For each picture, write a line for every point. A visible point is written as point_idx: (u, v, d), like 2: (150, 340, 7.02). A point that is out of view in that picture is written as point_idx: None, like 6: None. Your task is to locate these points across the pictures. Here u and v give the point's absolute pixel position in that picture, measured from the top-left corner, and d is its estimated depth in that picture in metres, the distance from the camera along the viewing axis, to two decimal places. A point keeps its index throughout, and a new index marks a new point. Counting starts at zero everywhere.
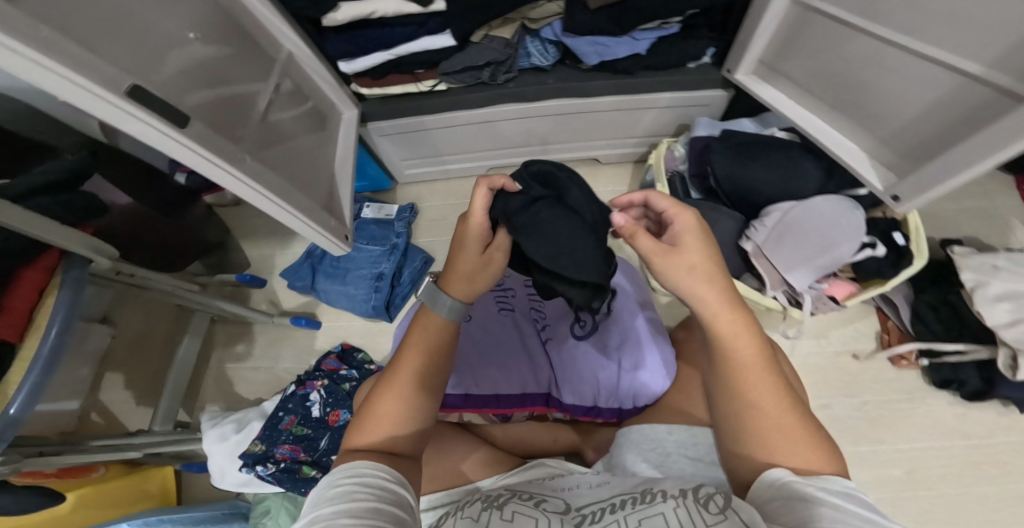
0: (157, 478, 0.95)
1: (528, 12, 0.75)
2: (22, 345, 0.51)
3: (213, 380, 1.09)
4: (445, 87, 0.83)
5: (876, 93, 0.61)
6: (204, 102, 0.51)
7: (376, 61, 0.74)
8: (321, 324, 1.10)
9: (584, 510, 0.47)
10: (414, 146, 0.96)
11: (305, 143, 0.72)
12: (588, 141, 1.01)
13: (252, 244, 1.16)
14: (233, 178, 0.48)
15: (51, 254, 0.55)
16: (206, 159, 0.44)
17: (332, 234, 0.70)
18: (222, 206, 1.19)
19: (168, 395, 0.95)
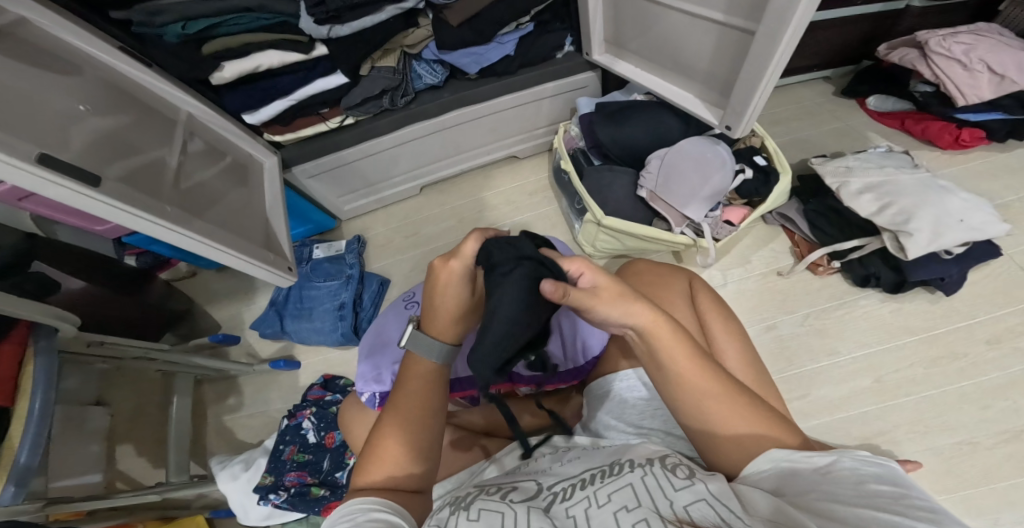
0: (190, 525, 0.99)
1: (403, 41, 0.85)
2: (13, 408, 0.58)
3: (214, 436, 1.14)
4: (353, 120, 0.93)
5: (684, 47, 0.77)
6: (121, 170, 0.59)
7: (278, 108, 0.85)
8: (300, 363, 1.17)
9: (552, 490, 0.49)
10: (343, 180, 1.05)
11: (233, 195, 0.82)
12: (501, 141, 1.10)
13: (220, 305, 1.24)
14: (157, 226, 0.56)
15: (19, 329, 0.63)
16: (125, 210, 0.52)
17: (271, 266, 0.76)
18: (183, 279, 1.27)
19: (175, 449, 1.01)
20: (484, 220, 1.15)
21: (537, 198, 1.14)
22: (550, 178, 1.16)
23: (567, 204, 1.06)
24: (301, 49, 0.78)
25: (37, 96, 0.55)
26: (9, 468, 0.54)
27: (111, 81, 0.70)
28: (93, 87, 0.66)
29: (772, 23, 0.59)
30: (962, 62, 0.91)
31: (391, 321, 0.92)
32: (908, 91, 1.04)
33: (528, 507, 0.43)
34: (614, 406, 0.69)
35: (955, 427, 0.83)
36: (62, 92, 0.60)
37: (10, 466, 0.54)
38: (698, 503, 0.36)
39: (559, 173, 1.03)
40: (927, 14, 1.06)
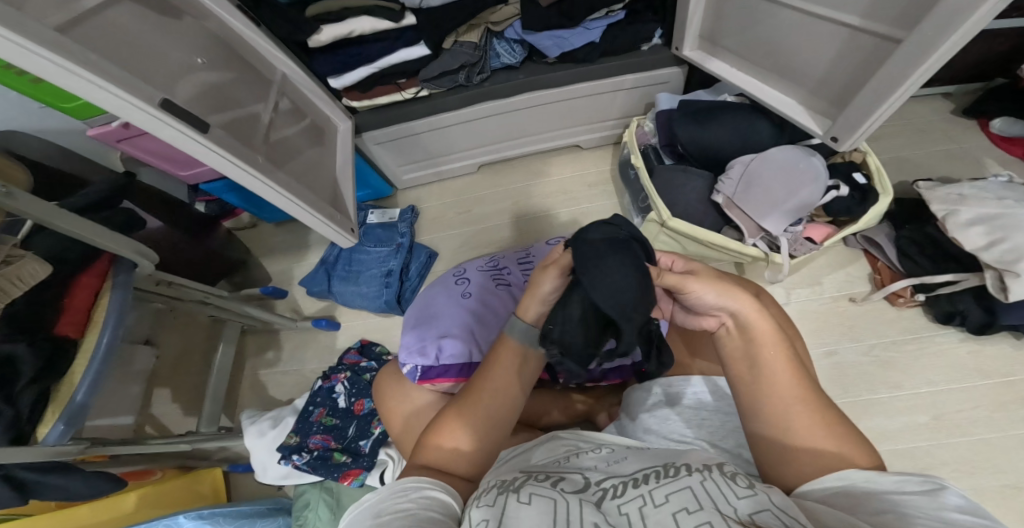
0: (208, 479, 1.04)
1: (490, 17, 0.84)
2: (81, 339, 0.61)
3: (249, 388, 1.18)
4: (427, 93, 0.93)
5: (792, 51, 0.73)
6: (221, 121, 0.61)
7: (361, 75, 0.85)
8: (339, 325, 1.18)
9: (602, 484, 0.46)
10: (406, 150, 1.04)
11: (311, 155, 0.82)
12: (568, 128, 1.07)
13: (270, 260, 1.26)
14: (250, 176, 0.57)
15: (103, 260, 0.66)
16: (225, 158, 0.53)
17: (341, 226, 0.77)
18: (242, 229, 1.30)
19: (212, 398, 1.06)
20: (538, 206, 1.13)
21: (595, 190, 1.12)
22: (611, 170, 1.13)
23: (628, 199, 1.03)
24: (393, 17, 0.77)
25: (156, 49, 0.56)
26: (67, 403, 0.56)
27: (219, 36, 0.69)
28: (205, 36, 0.67)
29: (931, 27, 0.54)
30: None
31: (439, 293, 0.90)
32: None
33: (581, 498, 0.40)
34: (661, 408, 0.66)
35: (1012, 474, 0.77)
36: (172, 38, 0.61)
37: (66, 401, 0.56)
38: (763, 514, 0.32)
39: (625, 167, 1.00)
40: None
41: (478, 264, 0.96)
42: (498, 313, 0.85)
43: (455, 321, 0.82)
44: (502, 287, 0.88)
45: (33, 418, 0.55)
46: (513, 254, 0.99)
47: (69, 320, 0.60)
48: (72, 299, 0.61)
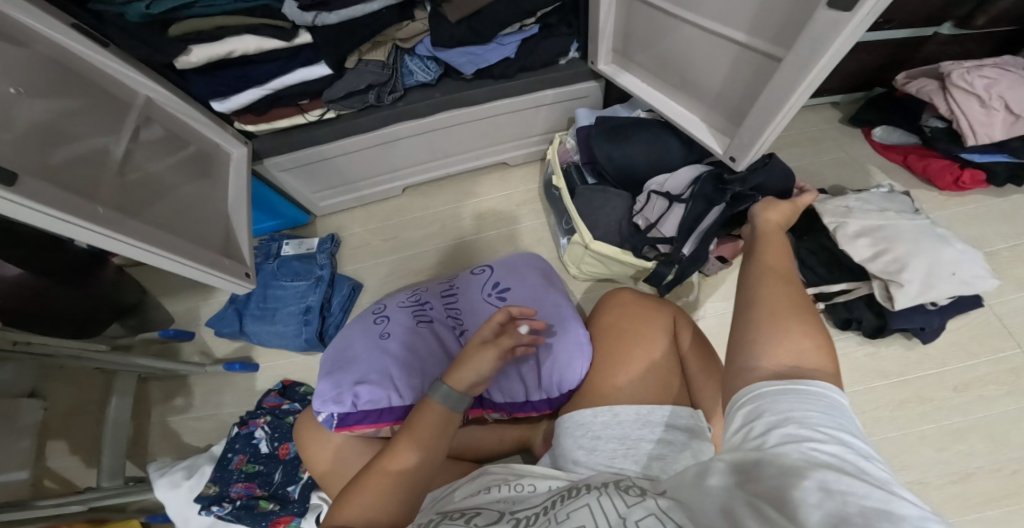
0: None
1: (396, 34, 0.78)
2: None
3: (156, 440, 1.06)
4: (334, 114, 0.86)
5: (695, 68, 0.74)
6: (57, 163, 0.52)
7: (252, 97, 0.77)
8: (258, 366, 1.09)
9: (518, 516, 0.43)
10: (319, 176, 0.97)
11: (191, 193, 0.74)
12: (493, 147, 1.04)
13: (174, 298, 1.14)
14: (84, 229, 0.49)
15: None
16: (46, 213, 0.45)
17: (229, 273, 0.69)
18: (136, 267, 1.17)
19: (110, 451, 0.93)
20: (466, 228, 1.10)
21: (524, 209, 1.10)
22: (539, 188, 1.11)
23: (554, 219, 1.01)
24: (283, 34, 0.70)
25: None
26: None
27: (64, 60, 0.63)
28: (35, 58, 0.59)
29: (806, 47, 0.54)
30: (982, 97, 0.89)
31: (354, 334, 0.85)
32: (920, 124, 1.03)
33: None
34: (585, 440, 0.64)
35: (910, 470, 0.83)
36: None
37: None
38: (647, 517, 0.31)
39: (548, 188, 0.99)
40: (950, 43, 1.03)
41: (399, 298, 0.94)
42: (421, 351, 0.82)
43: (373, 364, 0.77)
44: (423, 324, 0.87)
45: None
46: (436, 286, 0.99)
47: None
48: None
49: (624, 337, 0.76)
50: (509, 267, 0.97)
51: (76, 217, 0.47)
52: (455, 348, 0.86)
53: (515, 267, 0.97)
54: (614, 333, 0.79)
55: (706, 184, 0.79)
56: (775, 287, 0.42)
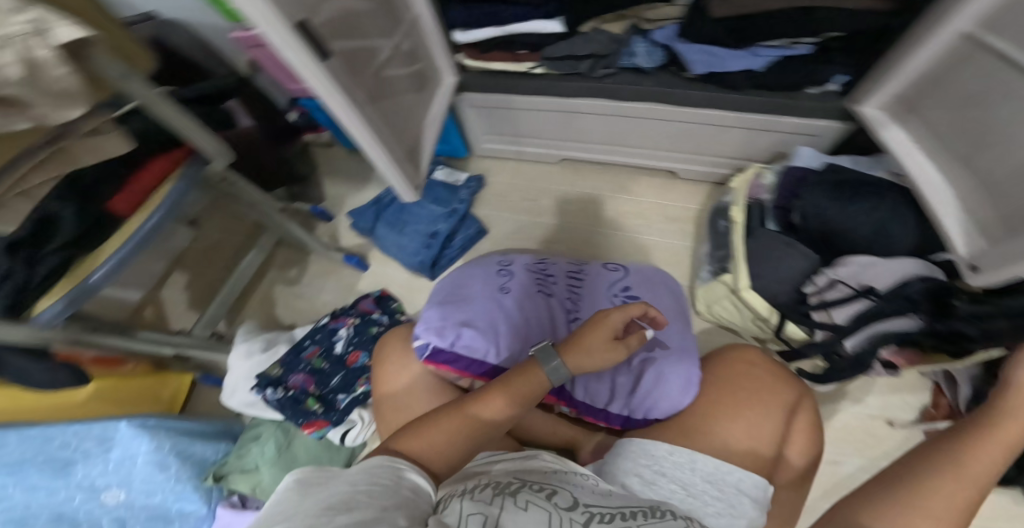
0: (171, 386, 1.02)
1: (644, 12, 0.76)
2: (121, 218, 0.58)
3: (256, 301, 1.11)
4: (541, 71, 0.83)
5: (1005, 147, 0.58)
6: (343, 49, 0.54)
7: (488, 34, 0.77)
8: (368, 267, 1.08)
9: (592, 509, 0.37)
10: (496, 121, 0.98)
11: (406, 101, 0.75)
12: (675, 150, 0.99)
13: (327, 180, 1.20)
14: (344, 108, 0.53)
15: (182, 151, 0.63)
16: (328, 86, 0.49)
17: (406, 179, 0.72)
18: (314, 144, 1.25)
19: (216, 303, 0.97)
20: (607, 221, 1.07)
21: (675, 225, 1.04)
22: (701, 210, 1.04)
23: (706, 249, 0.96)
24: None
25: None
26: (79, 282, 0.54)
27: None
28: None
29: None
30: None
31: (474, 277, 0.86)
32: None
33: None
34: (644, 470, 0.58)
35: None
36: None
37: (82, 280, 0.54)
38: None
39: (716, 216, 0.94)
40: None
41: (526, 261, 0.93)
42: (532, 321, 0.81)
43: (484, 318, 0.78)
44: (542, 295, 0.85)
45: (40, 289, 0.52)
46: (564, 263, 0.96)
47: (118, 195, 0.58)
48: (139, 178, 0.60)
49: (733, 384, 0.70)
50: (644, 276, 0.92)
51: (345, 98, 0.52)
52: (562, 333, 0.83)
53: (650, 277, 0.93)
54: (728, 387, 0.70)
55: (921, 291, 0.69)
56: (962, 459, 0.44)
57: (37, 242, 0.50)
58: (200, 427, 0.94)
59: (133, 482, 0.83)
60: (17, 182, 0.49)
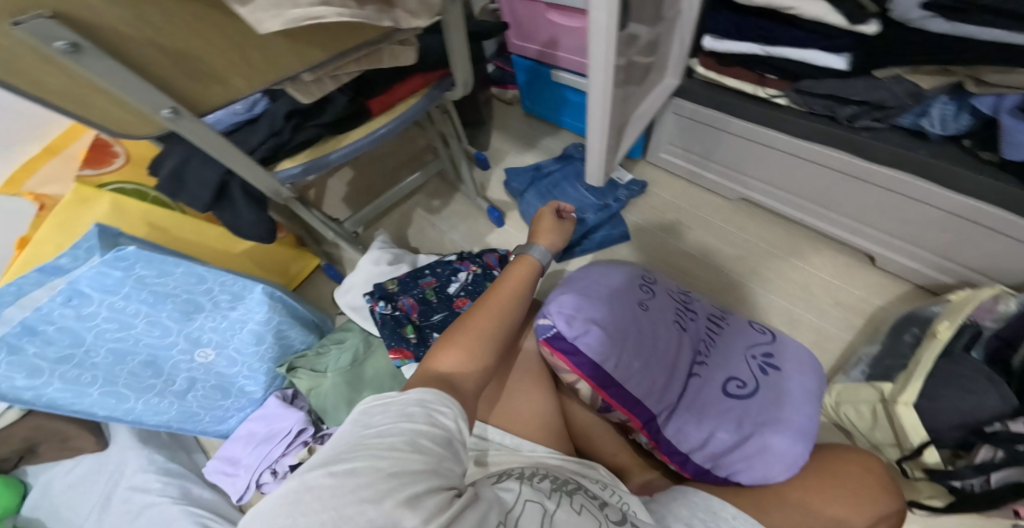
0: (301, 263, 1.07)
1: (984, 73, 0.60)
2: (373, 118, 0.61)
3: (397, 215, 1.16)
4: (781, 102, 0.81)
5: None
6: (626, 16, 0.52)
7: (744, 50, 0.78)
8: (503, 225, 1.09)
9: None
10: (691, 137, 0.99)
11: (631, 92, 0.73)
12: (882, 235, 0.88)
13: (500, 134, 1.25)
14: (600, 67, 0.52)
15: (438, 72, 0.64)
16: (605, 32, 0.47)
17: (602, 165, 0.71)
18: (499, 99, 1.32)
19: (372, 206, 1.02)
20: (765, 280, 0.98)
21: (840, 313, 0.93)
22: (882, 310, 0.92)
23: (869, 351, 0.84)
24: (855, 15, 0.65)
25: None
26: (321, 155, 0.58)
27: None
28: None
29: None
30: None
31: (618, 281, 0.84)
32: None
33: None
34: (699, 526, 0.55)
35: None
36: None
37: (321, 156, 0.58)
38: None
39: (903, 327, 0.83)
40: None
41: (672, 287, 0.89)
42: (655, 344, 0.78)
43: (612, 320, 0.77)
44: (678, 327, 0.81)
45: (290, 152, 0.57)
46: (708, 305, 0.91)
47: (381, 97, 0.60)
48: (397, 87, 0.61)
49: (841, 479, 0.65)
50: (788, 349, 0.83)
51: (607, 57, 0.50)
52: (680, 371, 0.78)
53: (802, 355, 0.82)
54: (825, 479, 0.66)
55: None
56: None
57: (303, 114, 0.56)
58: (307, 314, 0.99)
59: (231, 344, 0.87)
60: (328, 78, 0.48)
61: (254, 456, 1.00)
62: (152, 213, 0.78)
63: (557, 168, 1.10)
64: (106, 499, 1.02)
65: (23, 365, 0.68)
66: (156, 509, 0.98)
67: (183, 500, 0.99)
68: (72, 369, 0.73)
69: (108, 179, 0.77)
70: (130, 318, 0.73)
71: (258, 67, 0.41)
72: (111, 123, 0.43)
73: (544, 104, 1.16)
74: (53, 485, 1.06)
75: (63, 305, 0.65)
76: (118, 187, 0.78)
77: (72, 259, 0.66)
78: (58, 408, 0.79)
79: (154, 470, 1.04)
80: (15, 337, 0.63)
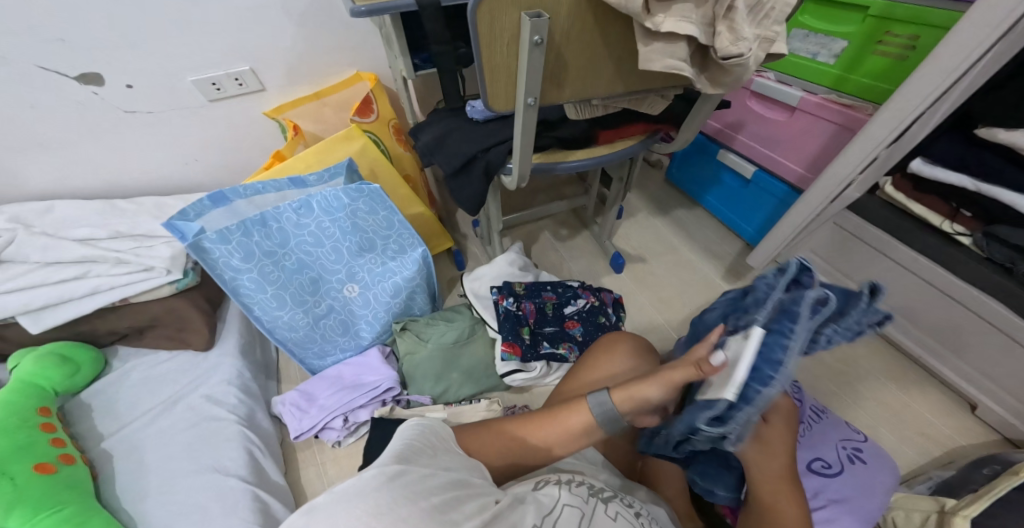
0: (439, 242, 1.20)
1: None
2: (596, 145, 0.75)
3: (529, 230, 1.30)
4: (965, 240, 0.83)
5: None
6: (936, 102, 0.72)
7: (953, 179, 0.80)
8: (620, 271, 1.18)
9: None
10: (835, 248, 1.07)
11: (844, 173, 0.89)
12: (997, 391, 0.89)
13: (636, 192, 1.39)
14: (909, 111, 0.74)
15: (664, 129, 0.75)
16: (940, 84, 0.69)
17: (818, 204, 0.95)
18: (643, 165, 1.47)
19: (521, 216, 1.16)
20: (859, 395, 0.99)
21: (927, 446, 0.92)
22: (963, 449, 0.91)
23: (942, 474, 0.83)
24: None
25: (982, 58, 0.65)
26: (548, 162, 0.73)
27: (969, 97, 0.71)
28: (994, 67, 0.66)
29: None
30: None
31: None
32: None
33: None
34: None
35: None
36: None
37: (551, 162, 0.73)
38: None
39: (982, 463, 0.79)
40: None
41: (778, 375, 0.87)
42: None
43: None
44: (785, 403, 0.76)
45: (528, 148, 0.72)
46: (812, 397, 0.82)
47: (611, 131, 0.73)
48: (628, 128, 0.74)
49: None
50: (883, 456, 0.74)
51: (918, 106, 0.73)
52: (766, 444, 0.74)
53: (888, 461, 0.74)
54: None
55: None
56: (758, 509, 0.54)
57: (549, 124, 0.70)
58: (434, 284, 1.10)
59: (373, 289, 0.99)
60: (602, 105, 0.61)
61: (332, 400, 1.05)
62: (378, 166, 0.95)
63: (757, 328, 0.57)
64: (173, 401, 1.05)
65: (246, 249, 0.79)
66: (217, 422, 1.01)
67: (244, 423, 1.03)
68: (271, 267, 0.83)
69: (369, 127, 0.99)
70: (324, 239, 0.86)
71: (589, 76, 0.52)
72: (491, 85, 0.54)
73: (694, 180, 1.30)
74: (129, 375, 1.09)
75: (293, 210, 0.81)
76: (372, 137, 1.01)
77: (318, 178, 0.84)
78: (236, 296, 0.85)
79: (234, 385, 1.09)
80: (252, 223, 0.77)
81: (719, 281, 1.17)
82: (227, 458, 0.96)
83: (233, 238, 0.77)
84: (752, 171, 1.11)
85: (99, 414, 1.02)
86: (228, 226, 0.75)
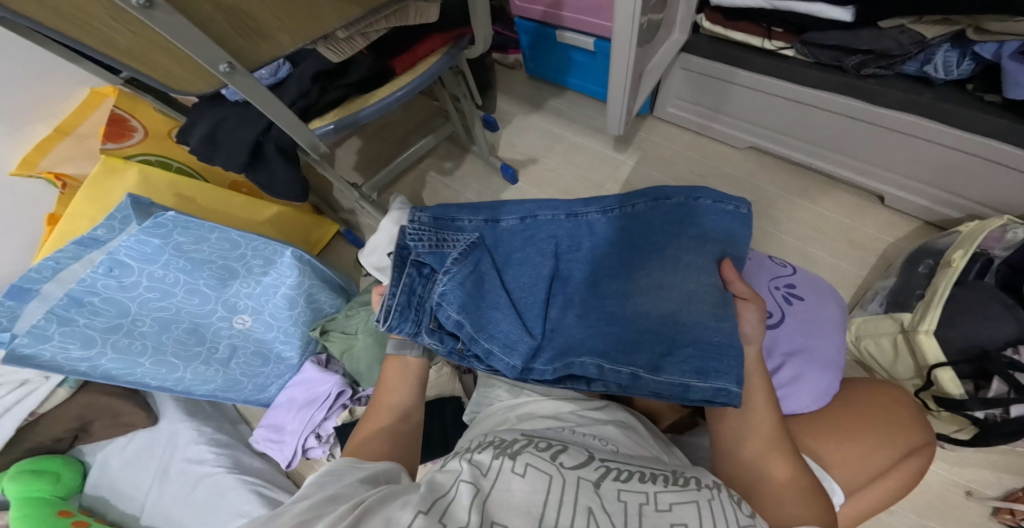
0: (321, 229, 1.12)
1: (986, 21, 0.67)
2: (398, 77, 0.63)
3: (412, 178, 1.18)
4: (789, 54, 0.87)
5: None
6: None
7: (750, 3, 0.83)
8: (515, 182, 1.11)
9: (606, 463, 0.45)
10: (700, 89, 1.04)
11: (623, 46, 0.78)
12: (897, 176, 0.91)
13: (505, 97, 1.26)
14: None
15: (462, 30, 0.66)
16: None
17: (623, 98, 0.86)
18: (499, 64, 1.32)
19: (387, 170, 1.05)
20: (782, 223, 1.00)
21: (854, 252, 0.95)
22: (893, 248, 0.94)
23: (885, 285, 0.87)
24: None
25: None
26: (350, 114, 0.61)
27: None
28: None
29: None
30: None
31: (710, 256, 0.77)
32: None
33: (579, 479, 0.40)
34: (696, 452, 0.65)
35: None
36: None
37: (352, 113, 0.60)
38: (687, 507, 0.39)
39: (916, 262, 0.83)
40: None
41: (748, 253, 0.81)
42: None
43: None
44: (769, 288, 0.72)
45: (319, 110, 0.59)
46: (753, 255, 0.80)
47: (404, 55, 0.62)
48: (418, 46, 0.63)
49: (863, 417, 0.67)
50: (789, 277, 0.76)
51: None
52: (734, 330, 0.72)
53: (797, 278, 0.76)
54: (838, 411, 0.67)
55: None
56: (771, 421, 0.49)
57: (330, 75, 0.59)
58: (334, 279, 1.04)
59: (265, 309, 0.92)
60: (358, 36, 0.50)
61: (298, 422, 1.03)
62: (179, 185, 0.83)
63: (681, 259, 0.53)
64: (163, 473, 1.02)
65: (78, 335, 0.70)
66: (213, 478, 0.99)
67: (235, 469, 1.01)
68: (124, 338, 0.76)
69: (133, 151, 0.85)
70: (169, 287, 0.76)
71: (305, 27, 0.43)
72: (171, 79, 0.46)
73: (552, 65, 1.17)
74: (110, 463, 1.05)
75: (105, 276, 0.67)
76: (143, 159, 0.87)
77: (107, 230, 0.71)
78: (112, 379, 0.82)
79: (204, 442, 1.05)
80: (64, 309, 0.65)
81: (615, 156, 1.12)
82: (242, 503, 0.95)
83: (52, 333, 0.67)
84: (592, 43, 1.00)
85: (118, 500, 1.01)
86: (36, 324, 0.64)
